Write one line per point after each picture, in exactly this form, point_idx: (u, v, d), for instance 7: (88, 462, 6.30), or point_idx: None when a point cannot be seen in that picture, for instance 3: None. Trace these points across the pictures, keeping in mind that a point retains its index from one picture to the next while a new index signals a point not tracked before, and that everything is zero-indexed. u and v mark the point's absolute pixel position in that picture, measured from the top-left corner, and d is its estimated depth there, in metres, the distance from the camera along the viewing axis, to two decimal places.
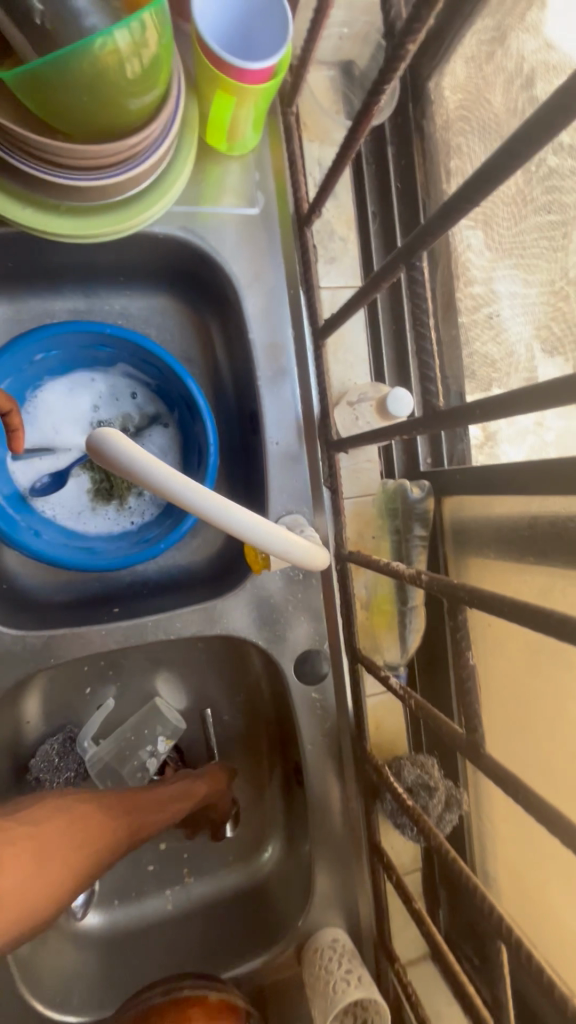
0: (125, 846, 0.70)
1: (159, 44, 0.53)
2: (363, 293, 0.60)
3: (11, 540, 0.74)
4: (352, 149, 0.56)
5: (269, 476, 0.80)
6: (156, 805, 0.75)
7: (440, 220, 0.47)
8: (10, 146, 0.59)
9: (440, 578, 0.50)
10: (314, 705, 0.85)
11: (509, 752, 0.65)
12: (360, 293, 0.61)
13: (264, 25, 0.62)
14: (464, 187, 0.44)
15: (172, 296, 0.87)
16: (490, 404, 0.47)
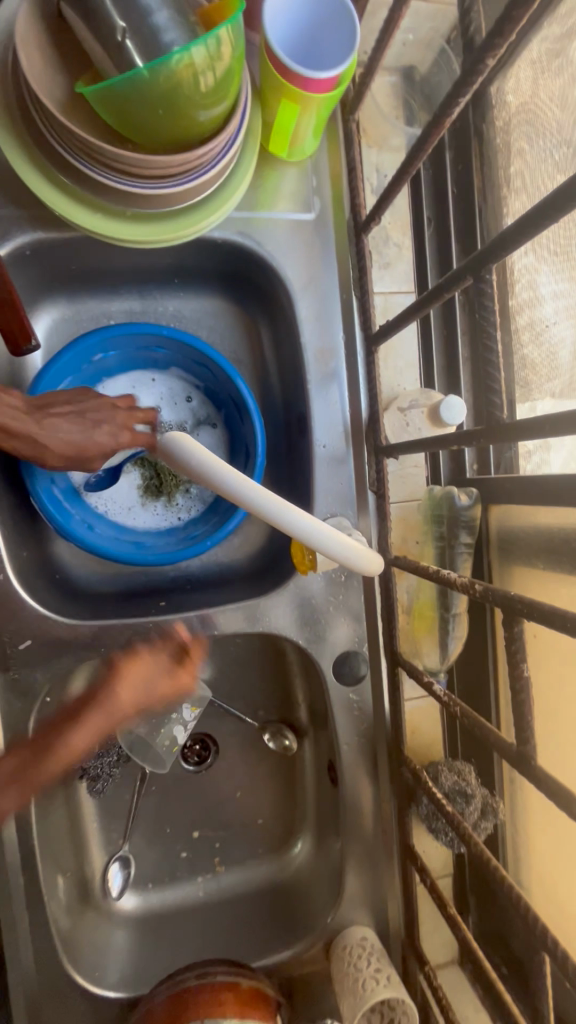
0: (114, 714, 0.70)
1: (232, 56, 0.55)
2: (419, 305, 0.61)
3: (69, 533, 0.77)
4: (418, 159, 0.56)
5: (316, 478, 0.81)
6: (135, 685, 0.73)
7: (508, 236, 0.47)
8: (84, 157, 0.61)
9: (492, 587, 0.50)
10: (351, 705, 0.86)
11: (554, 765, 0.65)
12: (415, 305, 0.61)
13: (333, 33, 0.63)
14: (519, 221, 0.44)
15: (224, 298, 0.89)
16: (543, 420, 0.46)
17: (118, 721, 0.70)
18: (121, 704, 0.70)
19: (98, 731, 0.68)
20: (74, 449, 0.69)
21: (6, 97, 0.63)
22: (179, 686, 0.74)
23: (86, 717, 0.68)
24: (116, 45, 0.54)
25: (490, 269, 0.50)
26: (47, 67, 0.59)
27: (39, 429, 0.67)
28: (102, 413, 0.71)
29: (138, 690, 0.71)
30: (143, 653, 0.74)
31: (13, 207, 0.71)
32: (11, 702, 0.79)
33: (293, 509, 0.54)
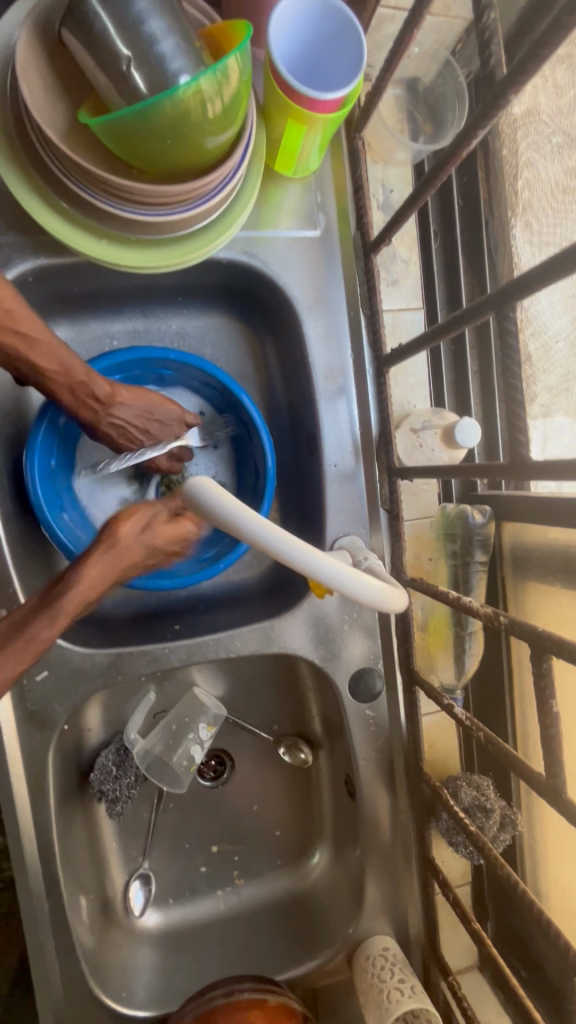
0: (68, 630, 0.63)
1: (239, 80, 0.54)
2: (440, 329, 0.61)
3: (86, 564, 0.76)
4: (440, 176, 0.55)
5: (328, 496, 0.80)
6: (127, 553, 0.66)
7: (531, 281, 0.47)
8: (86, 184, 0.59)
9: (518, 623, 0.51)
10: (368, 721, 0.87)
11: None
12: (440, 328, 0.61)
13: (338, 53, 0.62)
14: (549, 263, 0.43)
15: (228, 314, 0.88)
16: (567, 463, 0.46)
17: (137, 563, 0.66)
18: (124, 550, 0.64)
19: (97, 585, 0.63)
20: (124, 435, 0.77)
21: (4, 122, 0.62)
22: (181, 533, 0.68)
23: (78, 577, 0.62)
24: (121, 74, 0.53)
25: (512, 305, 0.50)
26: (49, 97, 0.58)
27: (106, 410, 0.73)
28: (159, 418, 0.79)
29: (145, 538, 0.65)
30: (156, 525, 0.66)
31: (15, 232, 0.70)
32: (29, 731, 0.78)
33: (329, 560, 0.50)
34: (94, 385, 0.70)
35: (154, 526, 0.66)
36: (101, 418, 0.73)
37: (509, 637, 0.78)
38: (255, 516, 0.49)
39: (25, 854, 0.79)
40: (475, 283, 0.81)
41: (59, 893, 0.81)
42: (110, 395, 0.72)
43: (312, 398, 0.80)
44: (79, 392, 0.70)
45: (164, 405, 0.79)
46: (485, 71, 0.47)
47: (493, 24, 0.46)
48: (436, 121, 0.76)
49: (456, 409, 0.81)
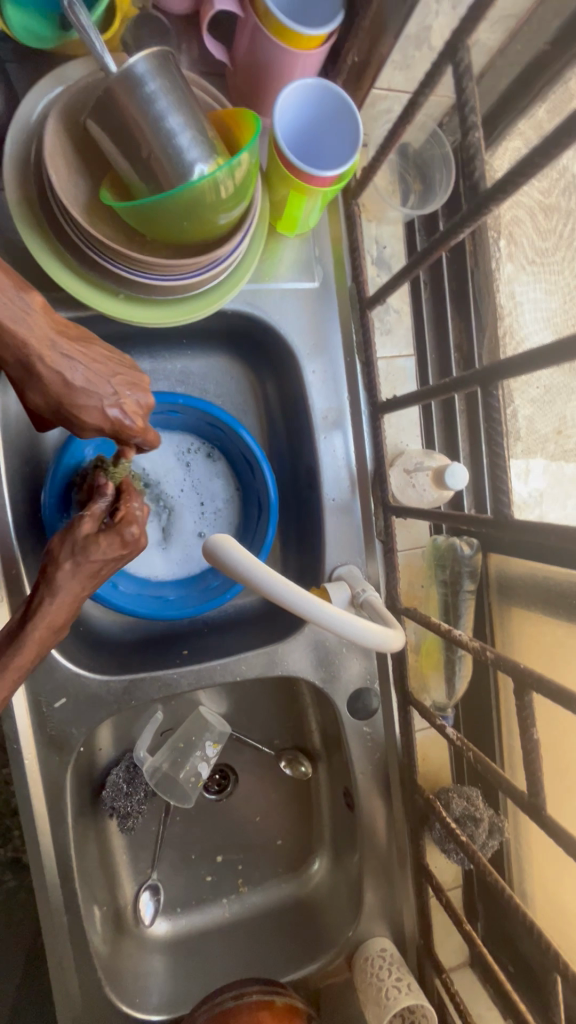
0: (61, 623, 0.61)
1: (249, 163, 0.58)
2: (433, 391, 0.68)
3: (107, 602, 0.81)
4: (433, 253, 0.63)
5: (327, 528, 0.86)
6: (77, 568, 0.60)
7: (516, 366, 0.53)
8: (107, 256, 0.64)
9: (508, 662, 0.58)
10: (365, 735, 0.93)
11: (559, 806, 0.71)
12: (439, 388, 0.66)
13: (336, 136, 0.68)
14: (541, 349, 0.49)
15: (230, 355, 0.92)
16: (547, 529, 0.53)
17: (100, 577, 0.62)
18: (70, 574, 0.60)
19: (79, 591, 0.61)
20: (56, 392, 0.54)
21: (28, 192, 0.66)
22: (131, 543, 0.62)
23: (47, 604, 0.60)
24: (142, 161, 0.58)
25: (498, 383, 0.57)
26: (71, 174, 0.63)
27: (41, 358, 0.53)
28: (108, 386, 0.56)
29: (107, 554, 0.61)
30: (101, 545, 0.60)
31: (33, 288, 0.74)
32: (49, 754, 0.83)
33: (320, 604, 0.58)
34: (34, 343, 0.53)
35: (107, 537, 0.61)
36: (28, 360, 0.53)
37: (496, 673, 0.85)
38: (265, 569, 0.57)
39: (45, 871, 0.84)
40: (462, 329, 0.87)
41: (76, 906, 0.85)
42: (46, 334, 0.53)
43: (311, 435, 0.85)
44: (8, 319, 0.52)
45: (125, 373, 0.58)
46: (470, 182, 0.54)
47: (477, 142, 0.53)
48: (424, 180, 0.82)
49: (445, 445, 0.87)
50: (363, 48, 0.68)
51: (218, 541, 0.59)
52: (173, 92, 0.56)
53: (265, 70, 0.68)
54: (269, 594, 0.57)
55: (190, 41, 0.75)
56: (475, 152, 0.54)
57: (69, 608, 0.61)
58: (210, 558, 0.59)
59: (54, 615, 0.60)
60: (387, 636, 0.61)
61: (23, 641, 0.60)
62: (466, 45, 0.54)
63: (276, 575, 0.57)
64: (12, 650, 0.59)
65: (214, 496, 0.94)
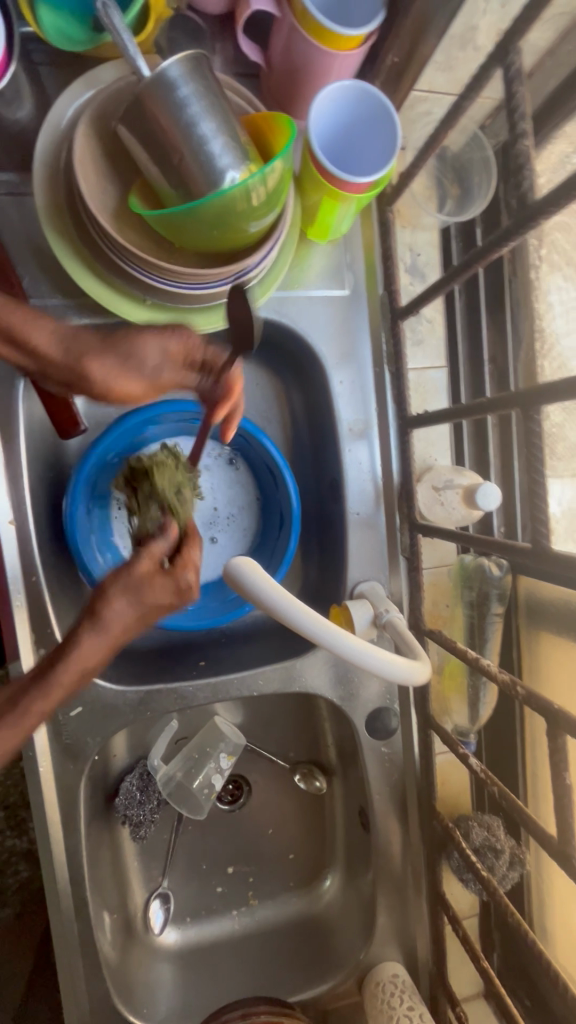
0: (92, 665, 0.59)
1: (283, 170, 0.56)
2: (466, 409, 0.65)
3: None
4: (473, 265, 0.61)
5: (349, 543, 0.84)
6: (125, 607, 0.58)
7: (561, 390, 0.49)
8: (134, 264, 0.63)
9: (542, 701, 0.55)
10: (383, 756, 0.91)
11: None
12: (474, 406, 0.63)
13: (372, 142, 0.66)
14: None
15: (255, 362, 0.90)
16: None
17: (145, 622, 0.60)
18: (115, 617, 0.58)
19: (117, 636, 0.59)
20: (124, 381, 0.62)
21: (57, 199, 0.65)
22: (184, 589, 0.60)
23: (84, 644, 0.58)
24: (173, 169, 0.57)
25: (539, 407, 0.53)
26: (101, 180, 0.62)
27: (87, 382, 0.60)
28: (131, 351, 0.60)
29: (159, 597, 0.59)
30: (154, 587, 0.58)
31: (60, 295, 0.73)
32: (64, 762, 0.83)
33: (344, 635, 0.55)
34: None
35: (162, 581, 0.59)
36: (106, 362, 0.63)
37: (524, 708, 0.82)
38: (291, 598, 0.56)
39: (57, 876, 0.84)
40: (496, 339, 0.83)
41: (88, 914, 0.85)
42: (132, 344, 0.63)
43: (335, 447, 0.83)
44: None
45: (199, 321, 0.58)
46: (518, 193, 0.51)
47: (527, 151, 0.50)
48: (463, 186, 0.79)
49: (476, 463, 0.84)
50: (403, 48, 0.65)
51: (241, 566, 0.58)
52: (206, 97, 0.54)
53: (301, 72, 0.66)
54: (291, 624, 0.56)
55: (224, 41, 0.73)
56: (524, 162, 0.51)
57: (106, 648, 0.59)
58: (230, 580, 0.57)
59: (89, 655, 0.58)
60: (411, 671, 0.59)
61: (51, 681, 0.59)
62: (518, 47, 0.51)
63: (300, 604, 0.56)
64: (40, 690, 0.58)
65: (225, 499, 0.92)
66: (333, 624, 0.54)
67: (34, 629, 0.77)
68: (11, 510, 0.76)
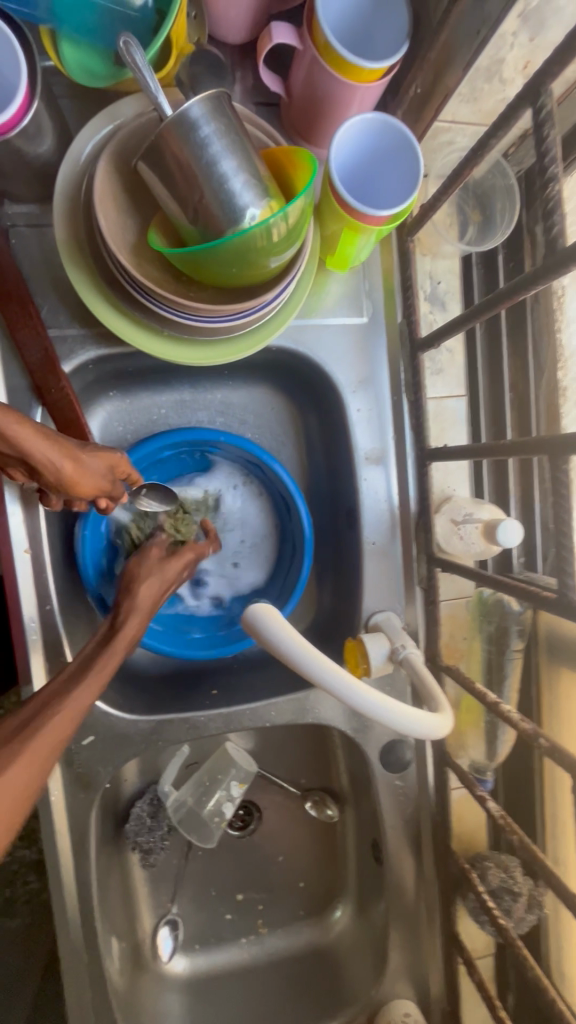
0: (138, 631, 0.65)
1: (304, 207, 0.55)
2: (489, 448, 0.63)
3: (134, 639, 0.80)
4: (497, 304, 0.59)
5: (364, 575, 0.82)
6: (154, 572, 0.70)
7: None
8: (152, 299, 0.62)
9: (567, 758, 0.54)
10: (397, 789, 0.89)
11: None
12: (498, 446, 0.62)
13: (393, 174, 0.65)
14: None
15: (271, 387, 0.89)
16: None
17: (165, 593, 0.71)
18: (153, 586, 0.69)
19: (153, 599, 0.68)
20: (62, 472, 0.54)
21: (77, 234, 0.65)
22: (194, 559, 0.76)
23: (129, 612, 0.66)
24: (192, 205, 0.56)
25: (566, 454, 0.52)
26: (120, 215, 0.62)
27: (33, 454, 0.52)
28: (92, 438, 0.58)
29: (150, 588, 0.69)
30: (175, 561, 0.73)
31: (79, 324, 0.73)
32: (75, 789, 0.82)
33: (364, 687, 0.55)
34: None
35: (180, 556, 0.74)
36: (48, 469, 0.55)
37: (543, 756, 0.80)
38: (311, 648, 0.55)
39: (66, 905, 0.83)
40: (517, 368, 0.81)
41: (96, 944, 0.85)
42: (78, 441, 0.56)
43: (352, 476, 0.82)
44: None
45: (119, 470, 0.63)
46: (546, 237, 0.50)
47: (557, 195, 0.49)
48: (485, 213, 0.77)
49: (495, 493, 0.82)
50: (428, 79, 0.64)
51: (259, 610, 0.58)
52: (227, 135, 0.54)
53: (322, 104, 0.65)
54: (308, 674, 0.55)
55: (245, 72, 0.72)
56: (553, 205, 0.50)
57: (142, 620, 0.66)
58: (246, 627, 0.58)
59: (134, 625, 0.65)
60: (430, 726, 0.57)
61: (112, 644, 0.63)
62: (548, 87, 0.49)
63: (319, 654, 0.55)
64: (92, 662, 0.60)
65: (249, 527, 0.91)
66: (351, 679, 0.53)
67: (47, 659, 0.77)
68: (26, 539, 0.76)
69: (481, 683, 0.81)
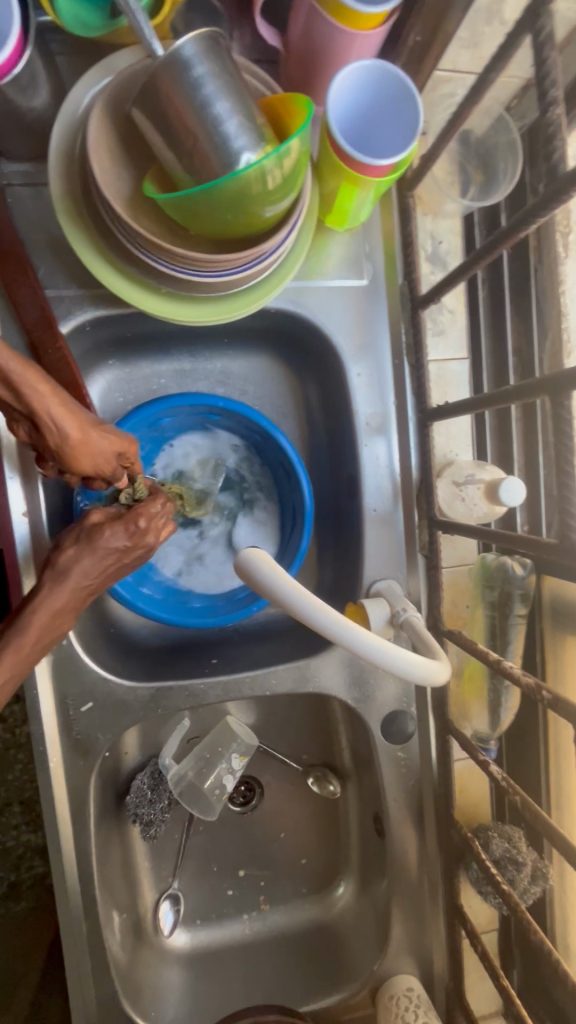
0: (70, 605, 0.62)
1: (299, 151, 0.54)
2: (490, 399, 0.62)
3: (133, 605, 0.79)
4: (497, 248, 0.58)
5: (366, 540, 0.81)
6: (78, 549, 0.62)
7: None
8: (147, 251, 0.61)
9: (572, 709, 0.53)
10: (399, 761, 0.88)
11: None
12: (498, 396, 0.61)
13: (392, 125, 0.64)
14: None
15: (272, 355, 0.88)
16: None
17: (110, 566, 0.64)
18: (88, 563, 0.62)
19: (79, 578, 0.62)
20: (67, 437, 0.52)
21: (72, 189, 0.65)
22: (134, 533, 0.63)
23: (49, 588, 0.61)
24: (186, 151, 0.55)
25: (568, 393, 0.51)
26: (115, 167, 0.62)
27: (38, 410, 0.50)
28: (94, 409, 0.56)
29: (116, 541, 0.63)
30: (107, 533, 0.62)
31: (76, 286, 0.73)
32: (74, 757, 0.82)
33: (360, 629, 0.54)
34: None
35: (114, 526, 0.63)
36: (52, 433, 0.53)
37: (547, 713, 0.79)
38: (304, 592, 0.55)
39: (66, 873, 0.83)
40: (521, 331, 0.79)
41: (96, 913, 0.84)
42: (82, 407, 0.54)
43: (353, 442, 0.81)
44: None
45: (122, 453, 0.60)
46: (547, 167, 0.49)
47: (557, 119, 0.48)
48: (487, 172, 0.76)
49: (499, 457, 0.80)
50: (427, 26, 0.63)
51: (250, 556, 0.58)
52: (221, 77, 0.53)
53: (319, 54, 0.64)
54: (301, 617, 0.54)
55: (242, 28, 0.71)
56: (555, 135, 0.48)
57: (70, 592, 0.62)
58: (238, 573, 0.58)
59: (54, 599, 0.61)
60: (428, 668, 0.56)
61: (23, 622, 0.60)
62: (549, 12, 0.48)
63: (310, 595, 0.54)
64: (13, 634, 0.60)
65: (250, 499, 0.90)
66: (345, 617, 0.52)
67: None
68: (23, 503, 0.76)
69: (485, 646, 0.80)
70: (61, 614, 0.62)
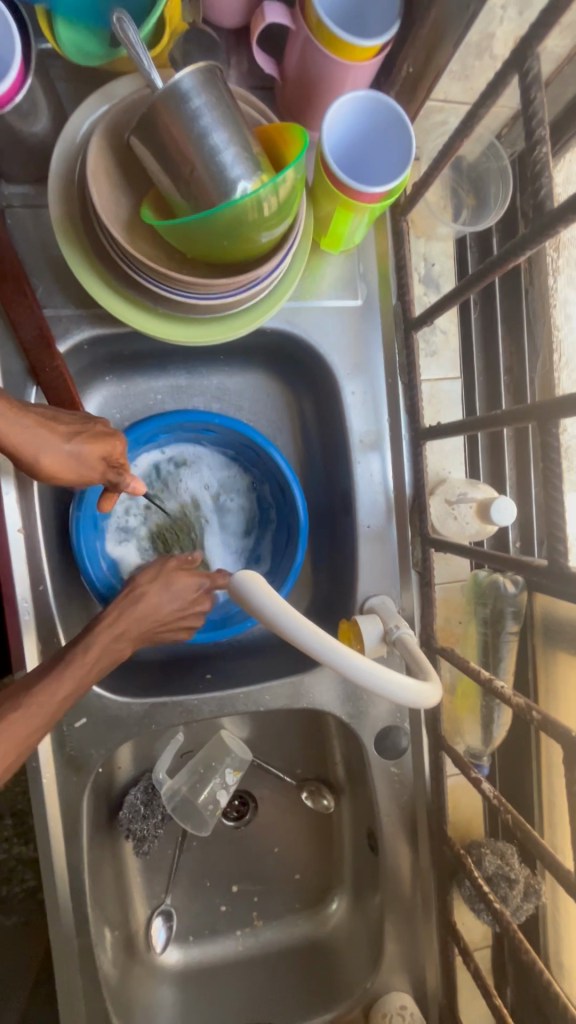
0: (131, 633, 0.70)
1: (294, 180, 0.56)
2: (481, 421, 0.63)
3: None
4: (489, 275, 0.60)
5: (359, 556, 0.82)
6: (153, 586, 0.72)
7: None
8: (143, 273, 0.62)
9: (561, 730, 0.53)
10: (392, 776, 0.88)
11: None
12: (488, 419, 0.62)
13: (385, 152, 0.65)
14: None
15: (267, 372, 0.89)
16: None
17: (173, 608, 0.73)
18: (160, 598, 0.73)
19: (149, 607, 0.71)
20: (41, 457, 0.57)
21: (70, 211, 0.66)
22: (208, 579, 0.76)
23: (121, 611, 0.70)
24: (183, 178, 0.57)
25: (556, 420, 0.52)
26: (113, 191, 0.63)
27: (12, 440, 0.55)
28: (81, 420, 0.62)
29: (187, 585, 0.74)
30: (179, 576, 0.74)
31: (74, 304, 0.74)
32: (67, 773, 0.82)
33: (360, 659, 0.54)
34: None
35: (187, 572, 0.75)
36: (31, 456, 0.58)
37: (539, 730, 0.80)
38: (300, 616, 0.55)
39: (57, 890, 0.83)
40: (513, 351, 0.81)
41: (87, 931, 0.84)
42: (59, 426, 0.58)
43: (347, 459, 0.82)
44: None
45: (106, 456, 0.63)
46: (534, 200, 0.51)
47: (544, 156, 0.49)
48: (479, 196, 0.78)
49: (491, 475, 0.81)
50: (419, 58, 0.65)
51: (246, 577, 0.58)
52: (217, 107, 0.54)
53: (314, 83, 0.66)
54: (296, 640, 0.55)
55: (239, 55, 0.73)
56: (542, 169, 0.50)
57: (132, 622, 0.70)
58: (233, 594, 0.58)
59: (117, 624, 0.69)
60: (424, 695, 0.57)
61: (90, 641, 0.67)
62: (536, 51, 0.50)
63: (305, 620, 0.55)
64: (79, 650, 0.65)
65: (246, 514, 0.91)
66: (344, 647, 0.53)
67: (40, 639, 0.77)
68: (19, 518, 0.76)
69: (477, 663, 0.80)
70: (123, 640, 0.69)
